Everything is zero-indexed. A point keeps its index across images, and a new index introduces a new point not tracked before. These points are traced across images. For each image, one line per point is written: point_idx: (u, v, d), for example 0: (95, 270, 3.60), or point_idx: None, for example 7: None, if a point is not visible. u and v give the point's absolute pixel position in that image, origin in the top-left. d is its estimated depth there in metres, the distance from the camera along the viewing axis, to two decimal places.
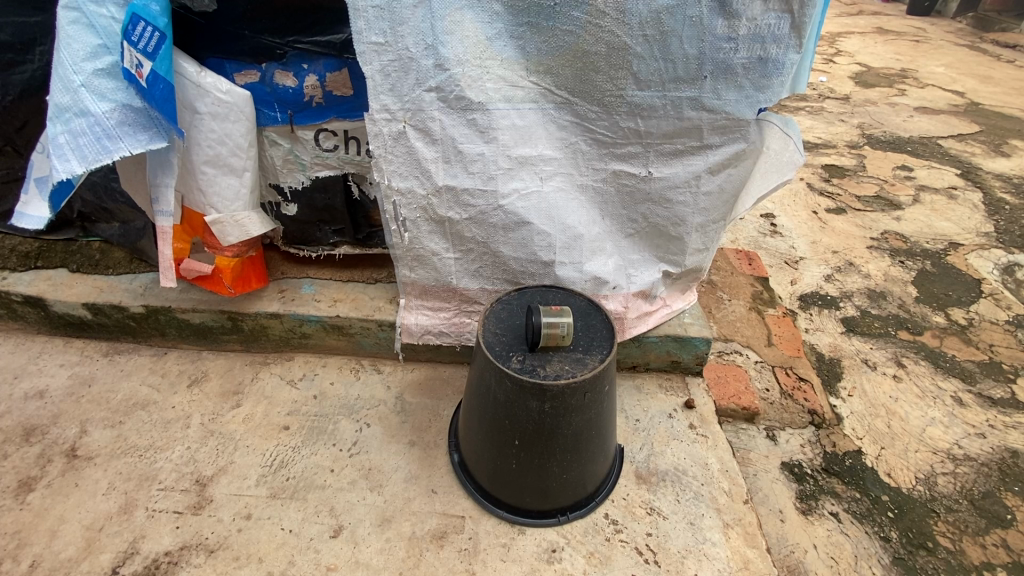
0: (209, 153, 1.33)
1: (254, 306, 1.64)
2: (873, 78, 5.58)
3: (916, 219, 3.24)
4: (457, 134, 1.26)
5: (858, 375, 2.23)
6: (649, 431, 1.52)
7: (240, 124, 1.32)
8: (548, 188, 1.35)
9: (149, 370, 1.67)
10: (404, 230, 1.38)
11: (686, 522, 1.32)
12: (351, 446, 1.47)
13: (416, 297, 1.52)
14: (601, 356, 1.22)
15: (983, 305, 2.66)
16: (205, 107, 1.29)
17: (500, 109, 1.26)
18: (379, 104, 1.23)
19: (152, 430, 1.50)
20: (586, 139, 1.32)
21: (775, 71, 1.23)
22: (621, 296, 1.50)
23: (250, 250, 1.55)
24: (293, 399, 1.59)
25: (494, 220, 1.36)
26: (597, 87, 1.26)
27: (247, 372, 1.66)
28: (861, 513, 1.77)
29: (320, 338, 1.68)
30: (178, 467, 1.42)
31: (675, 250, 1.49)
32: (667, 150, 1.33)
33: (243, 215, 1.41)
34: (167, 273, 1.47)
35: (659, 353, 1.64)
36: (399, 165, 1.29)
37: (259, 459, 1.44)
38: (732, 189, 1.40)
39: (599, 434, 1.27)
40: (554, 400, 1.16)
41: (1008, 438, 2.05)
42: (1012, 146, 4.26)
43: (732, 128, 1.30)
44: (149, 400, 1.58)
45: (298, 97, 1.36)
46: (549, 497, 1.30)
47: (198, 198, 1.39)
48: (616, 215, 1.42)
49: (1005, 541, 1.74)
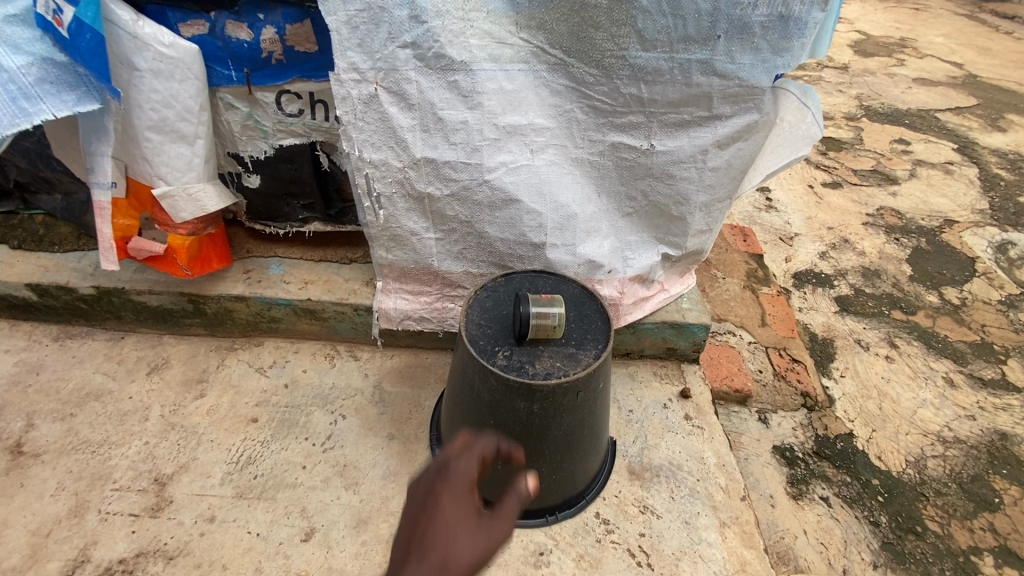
0: (154, 117, 1.16)
1: (217, 288, 1.50)
2: (872, 46, 5.40)
3: (912, 194, 3.16)
4: (436, 98, 1.12)
5: (850, 356, 2.17)
6: (643, 423, 1.44)
7: (189, 84, 1.16)
8: (538, 162, 1.21)
9: (104, 357, 1.54)
10: (379, 208, 1.24)
11: (681, 521, 1.25)
12: (324, 440, 1.37)
13: (394, 280, 1.40)
14: (595, 352, 1.11)
15: (976, 285, 2.61)
16: (145, 63, 1.12)
17: (485, 70, 1.11)
18: (346, 62, 1.08)
19: (107, 424, 1.39)
20: (582, 107, 1.18)
21: (797, 32, 1.08)
22: (617, 281, 1.39)
23: (209, 228, 1.38)
24: (261, 388, 1.48)
25: (478, 197, 1.23)
26: (597, 46, 1.11)
27: (212, 359, 1.54)
28: (851, 497, 1.75)
29: (291, 323, 1.55)
30: (135, 464, 1.31)
31: (676, 231, 1.36)
32: (672, 121, 1.19)
33: (197, 188, 1.26)
34: (109, 254, 1.30)
35: (655, 340, 1.54)
36: (372, 133, 1.15)
37: (224, 455, 1.34)
38: (742, 164, 1.26)
39: (592, 432, 1.18)
40: (544, 401, 1.06)
41: (997, 420, 2.03)
42: (1009, 120, 4.17)
43: (745, 96, 1.16)
44: (103, 390, 1.46)
45: (254, 54, 1.18)
46: (537, 497, 1.21)
47: (143, 168, 1.23)
48: (613, 192, 1.29)
49: (992, 525, 1.73)
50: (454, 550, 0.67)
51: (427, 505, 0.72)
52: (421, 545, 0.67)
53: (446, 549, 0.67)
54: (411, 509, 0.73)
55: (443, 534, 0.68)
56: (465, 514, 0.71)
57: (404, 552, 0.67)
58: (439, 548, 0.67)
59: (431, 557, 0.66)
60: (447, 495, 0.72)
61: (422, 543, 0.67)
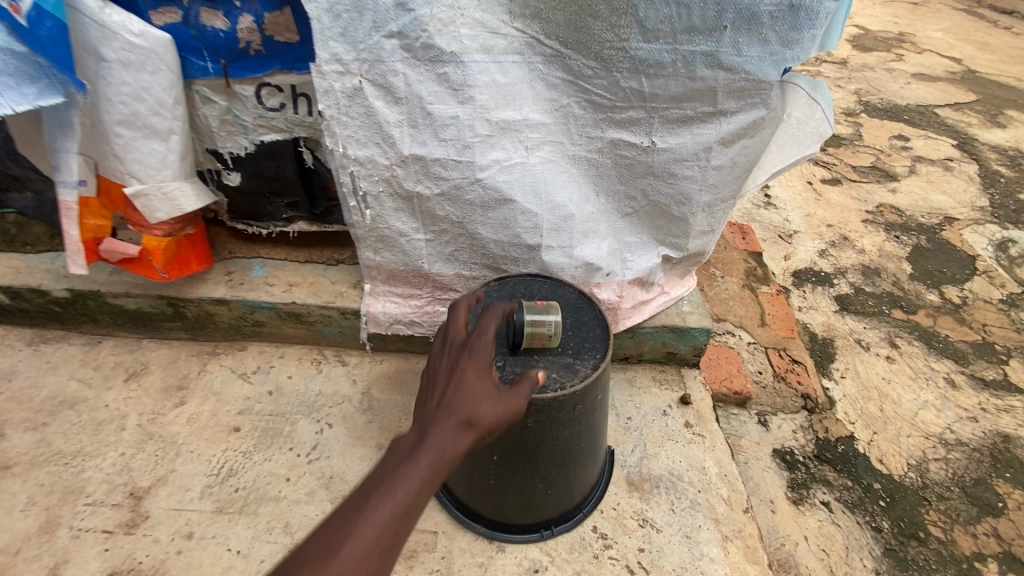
0: (124, 111, 1.10)
1: (197, 291, 1.43)
2: (870, 41, 5.34)
3: (911, 191, 3.11)
4: (425, 91, 1.05)
5: (850, 356, 2.13)
6: (642, 431, 1.39)
7: (161, 76, 1.09)
8: (533, 160, 1.15)
9: (80, 362, 1.48)
10: (365, 207, 1.18)
11: (682, 535, 1.20)
12: (309, 451, 1.31)
13: (383, 283, 1.34)
14: (593, 361, 1.06)
15: (977, 283, 2.57)
16: (113, 53, 1.05)
17: (477, 61, 1.04)
18: (328, 53, 1.02)
19: (81, 434, 1.33)
20: (580, 102, 1.12)
21: (808, 22, 1.02)
22: (615, 284, 1.33)
23: (187, 228, 1.31)
24: (244, 395, 1.42)
25: (470, 197, 1.17)
26: (595, 36, 1.04)
27: (194, 365, 1.48)
28: (852, 502, 1.70)
29: (276, 327, 1.49)
30: (110, 477, 1.25)
31: (677, 232, 1.30)
32: (674, 117, 1.13)
33: (173, 186, 1.19)
34: (76, 258, 1.24)
35: (655, 344, 1.48)
36: (357, 129, 1.08)
37: (204, 467, 1.28)
38: (747, 163, 1.20)
39: (589, 445, 1.13)
40: (538, 415, 1.01)
41: (999, 422, 1.99)
42: (1008, 116, 4.13)
43: (752, 91, 1.10)
44: (78, 398, 1.39)
45: (231, 44, 1.11)
46: (532, 512, 1.16)
47: (114, 166, 1.16)
48: (612, 191, 1.23)
49: (996, 530, 1.70)
50: (480, 407, 0.86)
51: (455, 376, 0.89)
52: (452, 406, 0.85)
53: (474, 406, 0.85)
54: (440, 379, 0.90)
55: (470, 396, 0.86)
56: (486, 383, 0.89)
57: (439, 408, 0.85)
58: (468, 406, 0.85)
59: (462, 413, 0.84)
60: (471, 366, 0.90)
61: (454, 402, 0.85)
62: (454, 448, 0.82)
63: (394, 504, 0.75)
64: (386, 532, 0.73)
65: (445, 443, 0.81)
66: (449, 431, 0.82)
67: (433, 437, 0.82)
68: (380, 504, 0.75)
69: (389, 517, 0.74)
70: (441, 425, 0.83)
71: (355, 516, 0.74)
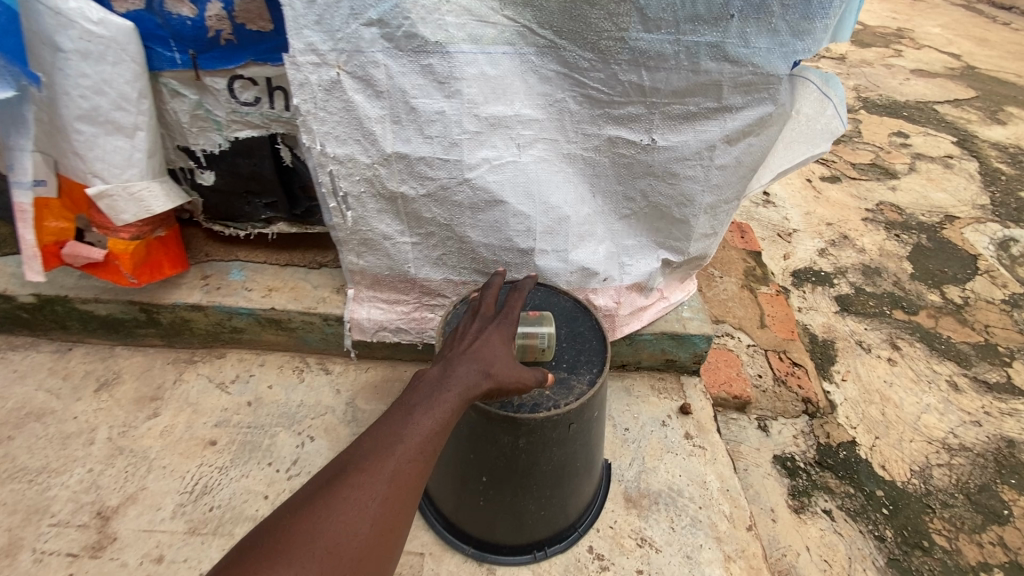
0: (83, 106, 1.01)
1: (171, 296, 1.36)
2: (868, 37, 5.28)
3: (911, 189, 3.05)
4: (408, 84, 0.98)
5: (852, 359, 2.07)
6: (640, 443, 1.32)
7: (124, 67, 1.01)
8: (526, 158, 1.07)
9: (49, 371, 1.39)
10: (346, 209, 1.10)
11: (682, 555, 1.14)
12: (289, 466, 1.24)
13: (367, 288, 1.27)
14: (589, 376, 1.00)
15: (978, 283, 2.52)
16: (70, 43, 0.97)
17: (464, 52, 0.97)
18: (303, 42, 0.94)
19: (46, 448, 1.25)
20: (575, 96, 1.05)
21: (820, 11, 0.95)
22: (612, 289, 1.27)
23: (158, 230, 1.24)
24: (221, 406, 1.34)
25: (458, 198, 1.09)
26: (592, 26, 0.97)
27: (169, 374, 1.40)
28: (855, 510, 1.65)
29: (255, 333, 1.41)
30: (77, 496, 1.18)
31: (678, 235, 1.24)
32: (676, 113, 1.06)
33: (140, 186, 1.11)
34: (31, 264, 1.15)
35: (653, 351, 1.42)
36: (336, 125, 1.01)
37: (177, 484, 1.20)
38: (753, 162, 1.13)
39: (585, 463, 1.06)
40: (530, 435, 0.95)
41: (1004, 426, 1.94)
42: (1008, 113, 4.08)
43: (759, 86, 1.03)
44: (45, 410, 1.32)
45: (199, 33, 1.03)
46: (524, 533, 1.10)
47: (75, 164, 1.08)
48: (609, 192, 1.16)
49: (1002, 539, 1.64)
50: (502, 355, 0.89)
51: (483, 332, 0.92)
52: (479, 355, 0.88)
53: (496, 354, 0.89)
54: (463, 330, 0.93)
55: (494, 351, 0.89)
56: (507, 341, 0.92)
57: (463, 352, 0.88)
58: (491, 354, 0.89)
59: (485, 359, 0.88)
60: (492, 323, 0.93)
61: (477, 348, 0.89)
62: (479, 386, 0.85)
63: (431, 422, 0.80)
64: (426, 444, 0.79)
65: (471, 381, 0.85)
66: (474, 371, 0.86)
67: (461, 377, 0.85)
68: (419, 420, 0.79)
69: (427, 431, 0.79)
70: (467, 365, 0.86)
71: (398, 426, 0.78)
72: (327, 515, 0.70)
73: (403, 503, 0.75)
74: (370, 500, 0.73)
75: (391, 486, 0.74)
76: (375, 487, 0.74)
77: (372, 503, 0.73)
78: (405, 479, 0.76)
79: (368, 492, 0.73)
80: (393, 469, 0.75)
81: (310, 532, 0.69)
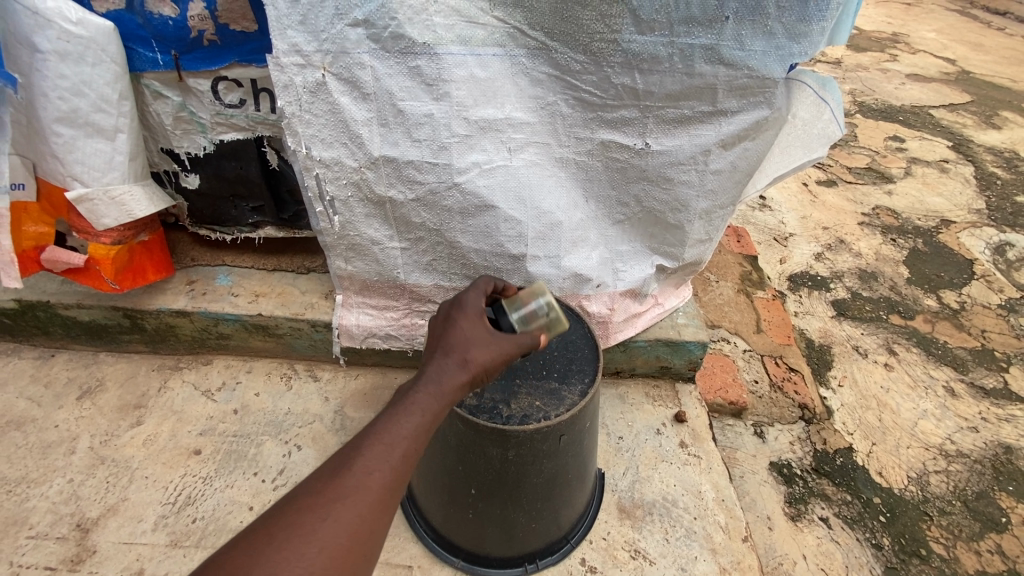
0: (62, 108, 0.99)
1: (156, 301, 1.33)
2: (864, 41, 5.28)
3: (907, 193, 3.04)
4: (395, 87, 0.96)
5: (848, 364, 2.05)
6: (634, 452, 1.30)
7: (103, 68, 0.98)
8: (517, 163, 1.05)
9: (30, 379, 1.36)
10: (333, 213, 1.08)
11: (676, 567, 1.12)
12: (275, 475, 1.21)
13: (356, 294, 1.24)
14: (580, 387, 0.97)
15: (975, 288, 2.51)
16: (47, 43, 0.94)
17: (453, 54, 0.95)
18: (287, 43, 0.92)
19: (26, 458, 1.22)
20: (567, 99, 1.02)
21: (816, 13, 0.93)
22: (606, 296, 1.25)
23: (141, 235, 1.21)
24: (207, 414, 1.31)
25: (448, 203, 1.07)
26: (584, 27, 0.95)
27: (154, 381, 1.37)
28: (852, 518, 1.62)
29: (242, 339, 1.38)
30: (56, 507, 1.15)
31: (673, 240, 1.21)
32: (670, 117, 1.04)
33: (121, 190, 1.09)
34: (11, 269, 1.14)
35: (648, 358, 1.39)
36: (322, 128, 0.99)
37: (160, 494, 1.17)
38: (748, 167, 1.11)
39: (576, 475, 1.04)
40: (519, 447, 0.93)
41: (1001, 432, 1.92)
42: (1003, 117, 4.09)
43: (754, 89, 1.01)
44: (26, 418, 1.28)
45: (181, 33, 1.01)
46: (516, 545, 1.07)
47: (54, 167, 1.05)
48: (602, 196, 1.14)
49: (1000, 547, 1.63)
50: (478, 338, 0.83)
51: (451, 321, 0.85)
52: (448, 345, 0.82)
53: (471, 338, 0.83)
54: (436, 324, 0.88)
55: (466, 337, 0.83)
56: (482, 323, 0.86)
57: (435, 348, 0.82)
58: (465, 340, 0.82)
59: (458, 348, 0.81)
60: (464, 309, 0.87)
61: (450, 339, 0.83)
62: (459, 377, 0.79)
63: (398, 428, 0.73)
64: (387, 456, 0.71)
65: (445, 375, 0.78)
66: (449, 362, 0.80)
67: (434, 372, 0.78)
68: (382, 429, 0.72)
69: (390, 441, 0.72)
70: (439, 361, 0.80)
71: (359, 440, 0.72)
72: (270, 541, 0.63)
73: (362, 527, 0.67)
74: (323, 521, 0.65)
75: (346, 505, 0.67)
76: (326, 508, 0.66)
77: (322, 526, 0.65)
78: (363, 496, 0.68)
79: (317, 514, 0.65)
80: (348, 487, 0.68)
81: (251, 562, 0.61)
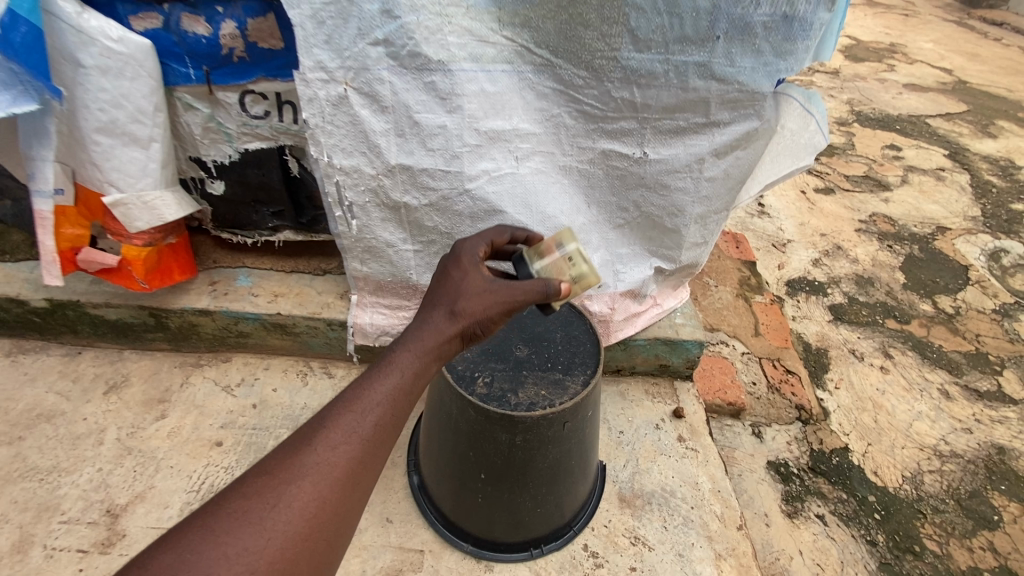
0: (102, 119, 1.06)
1: (180, 301, 1.40)
2: (862, 52, 5.37)
3: (904, 201, 3.11)
4: (412, 100, 1.03)
5: (844, 367, 2.11)
6: (634, 446, 1.36)
7: (141, 82, 1.06)
8: (524, 170, 1.13)
9: (58, 374, 1.43)
10: (352, 217, 1.15)
11: (675, 553, 1.18)
12: None
13: (370, 294, 1.31)
14: (583, 378, 1.04)
15: (970, 293, 2.57)
16: (91, 59, 1.02)
17: (465, 70, 1.02)
18: (312, 60, 0.99)
19: (57, 448, 1.29)
20: (571, 112, 1.10)
21: (801, 33, 1.00)
22: (606, 296, 1.33)
23: (169, 237, 1.29)
24: (228, 408, 1.38)
25: (459, 208, 1.14)
26: (586, 46, 1.02)
27: (176, 377, 1.43)
28: (847, 515, 1.68)
29: (261, 338, 1.45)
30: (86, 494, 1.21)
31: (670, 243, 1.28)
32: (666, 128, 1.11)
33: (154, 196, 1.16)
34: (51, 269, 1.22)
35: (647, 356, 1.46)
36: (342, 138, 1.06)
37: (184, 483, 1.24)
38: (740, 174, 1.18)
39: (579, 462, 1.10)
40: (526, 433, 0.99)
41: (994, 433, 1.97)
42: (999, 127, 4.16)
43: (745, 102, 1.08)
44: (56, 411, 1.35)
45: (213, 50, 1.09)
46: (522, 530, 1.13)
47: (92, 173, 1.13)
48: (603, 202, 1.22)
49: (991, 544, 1.68)
50: (466, 287, 0.83)
51: (443, 271, 0.86)
52: (436, 297, 0.83)
53: (462, 289, 0.83)
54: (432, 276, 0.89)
55: (455, 288, 0.83)
56: (473, 271, 0.85)
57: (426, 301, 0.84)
58: (456, 290, 0.83)
59: (446, 299, 0.82)
60: (457, 259, 0.88)
61: (440, 291, 0.84)
62: (447, 328, 0.80)
63: (371, 395, 0.74)
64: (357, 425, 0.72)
65: (433, 326, 0.80)
66: (436, 314, 0.81)
67: (422, 325, 0.80)
68: (354, 398, 0.74)
69: (363, 407, 0.73)
70: (428, 314, 0.82)
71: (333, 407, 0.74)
72: (235, 511, 0.65)
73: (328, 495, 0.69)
74: (290, 490, 0.67)
75: (314, 475, 0.69)
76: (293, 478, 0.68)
77: (288, 496, 0.67)
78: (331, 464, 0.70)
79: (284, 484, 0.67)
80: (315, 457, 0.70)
81: (217, 529, 0.64)
